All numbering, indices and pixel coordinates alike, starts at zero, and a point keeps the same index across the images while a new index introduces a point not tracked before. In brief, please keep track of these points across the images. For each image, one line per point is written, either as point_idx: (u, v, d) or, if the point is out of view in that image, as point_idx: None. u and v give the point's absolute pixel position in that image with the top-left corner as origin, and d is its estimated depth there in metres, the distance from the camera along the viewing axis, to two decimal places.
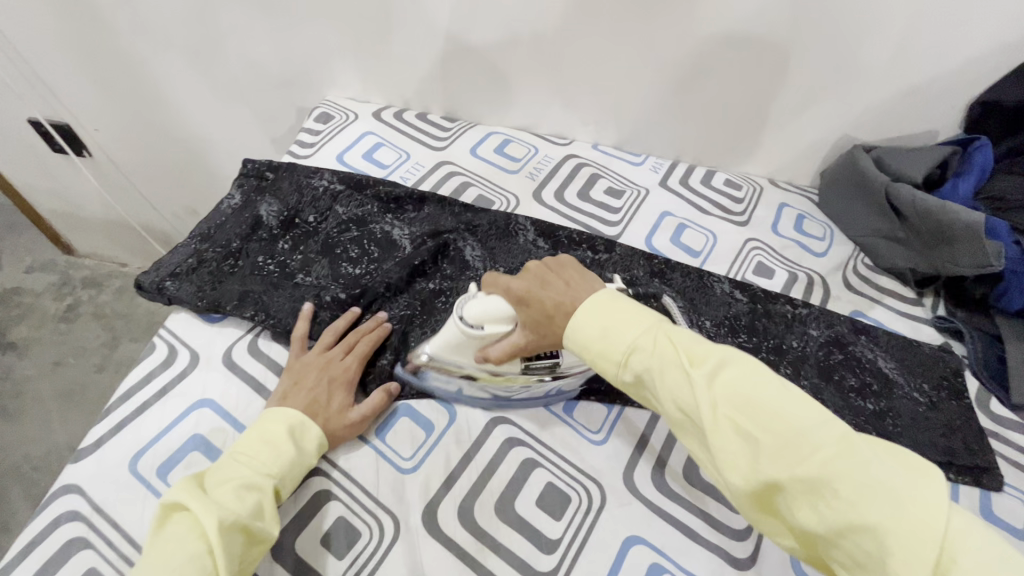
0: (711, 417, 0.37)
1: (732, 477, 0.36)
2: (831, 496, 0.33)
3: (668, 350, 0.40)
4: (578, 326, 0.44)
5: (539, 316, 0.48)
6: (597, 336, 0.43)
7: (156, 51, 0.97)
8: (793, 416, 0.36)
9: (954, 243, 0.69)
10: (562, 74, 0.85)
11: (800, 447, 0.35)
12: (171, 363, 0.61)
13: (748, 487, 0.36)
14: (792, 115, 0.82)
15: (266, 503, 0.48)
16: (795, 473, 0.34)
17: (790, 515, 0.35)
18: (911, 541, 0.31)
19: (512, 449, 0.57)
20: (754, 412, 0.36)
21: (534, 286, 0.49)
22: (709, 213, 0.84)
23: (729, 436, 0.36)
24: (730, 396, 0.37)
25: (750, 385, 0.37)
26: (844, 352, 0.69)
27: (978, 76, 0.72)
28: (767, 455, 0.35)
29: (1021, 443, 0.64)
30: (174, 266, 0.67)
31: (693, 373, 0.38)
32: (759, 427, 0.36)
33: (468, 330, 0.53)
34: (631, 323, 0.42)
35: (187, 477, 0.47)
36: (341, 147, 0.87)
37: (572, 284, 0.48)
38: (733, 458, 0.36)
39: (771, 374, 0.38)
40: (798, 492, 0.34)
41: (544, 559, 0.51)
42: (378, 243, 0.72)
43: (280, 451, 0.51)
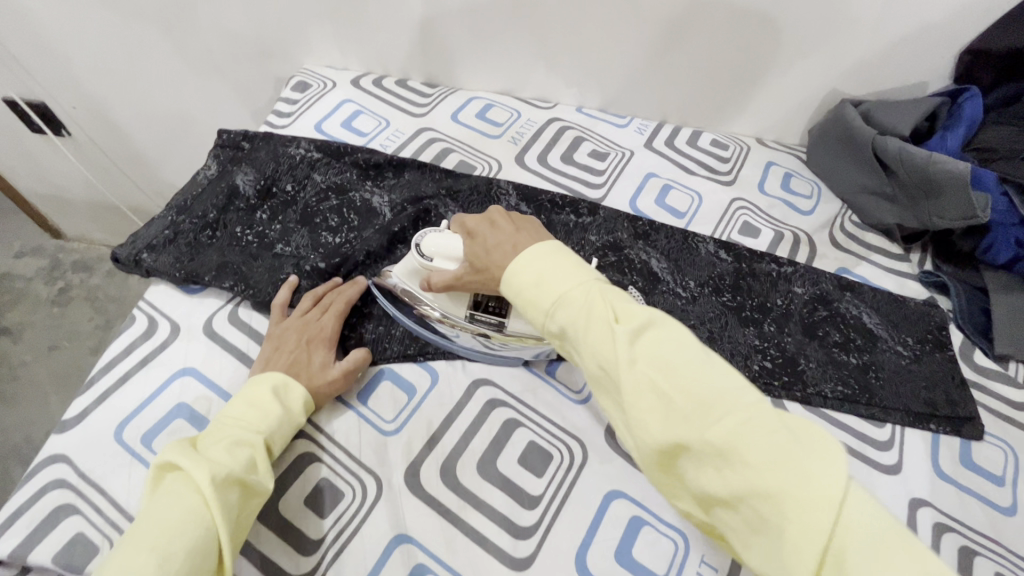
0: (628, 373, 0.38)
1: (643, 434, 0.38)
2: (731, 459, 0.34)
3: (598, 308, 0.41)
4: (515, 274, 0.46)
5: (477, 251, 0.53)
6: (530, 284, 0.45)
7: (126, 21, 0.94)
8: (706, 380, 0.37)
9: (940, 195, 0.68)
10: (544, 35, 0.83)
11: (711, 410, 0.36)
12: (152, 333, 0.61)
13: (656, 444, 0.37)
14: (779, 70, 0.79)
15: (259, 458, 0.48)
16: (700, 435, 0.35)
17: (694, 477, 0.37)
18: (804, 511, 0.32)
19: (493, 410, 0.57)
20: (667, 371, 0.38)
21: (483, 225, 0.54)
22: (694, 172, 0.82)
23: (643, 392, 0.38)
24: (649, 356, 0.39)
25: (670, 345, 0.38)
26: (828, 309, 0.69)
27: (969, 23, 0.70)
28: (677, 414, 0.36)
29: (1003, 392, 0.64)
30: (151, 238, 0.66)
31: (618, 329, 0.40)
32: (672, 386, 0.37)
33: (420, 260, 0.58)
34: (565, 279, 0.44)
35: (178, 440, 0.47)
36: (320, 116, 0.85)
37: (521, 230, 0.51)
38: (645, 415, 0.38)
39: (694, 340, 0.39)
40: (704, 454, 0.35)
41: (526, 515, 0.51)
42: (358, 211, 0.71)
43: (267, 410, 0.51)
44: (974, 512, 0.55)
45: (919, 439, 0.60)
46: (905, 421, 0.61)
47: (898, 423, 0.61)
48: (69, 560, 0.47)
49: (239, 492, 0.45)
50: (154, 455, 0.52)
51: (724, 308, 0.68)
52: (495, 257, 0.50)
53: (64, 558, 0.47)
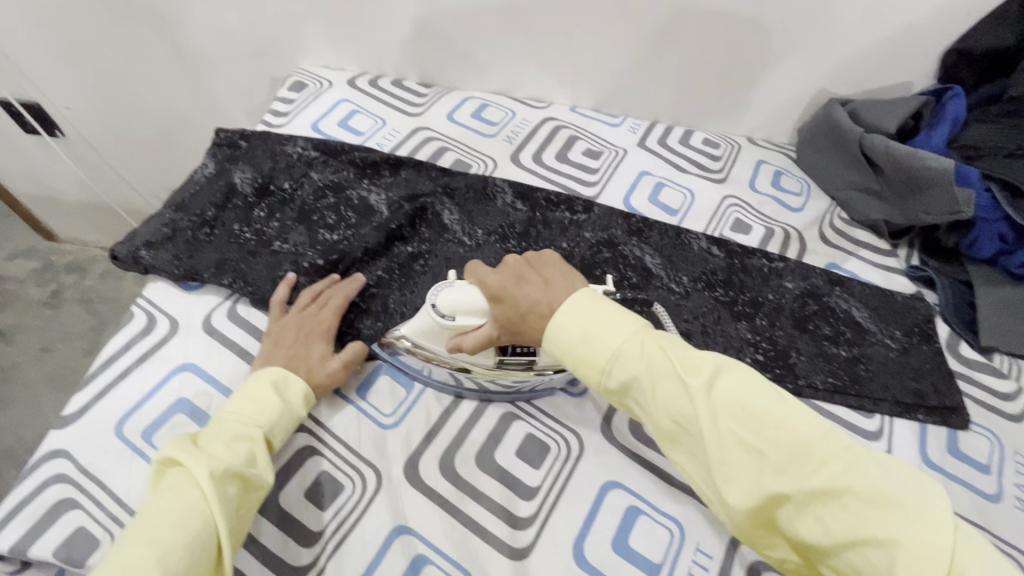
0: (713, 429, 0.39)
1: (734, 493, 0.39)
2: (832, 506, 0.36)
3: (662, 359, 0.42)
4: (561, 332, 0.45)
5: (509, 312, 0.50)
6: (580, 345, 0.45)
7: (123, 21, 0.94)
8: (790, 428, 0.38)
9: (926, 190, 0.70)
10: (539, 35, 0.84)
11: (805, 458, 0.37)
12: (150, 330, 0.61)
13: (750, 502, 0.38)
14: (769, 70, 0.81)
15: (259, 452, 0.49)
16: (800, 486, 0.37)
17: (792, 527, 0.38)
18: (918, 556, 0.33)
19: (490, 404, 0.58)
20: (752, 424, 0.39)
21: (508, 282, 0.50)
22: (687, 171, 0.84)
23: (731, 449, 0.39)
24: (729, 408, 0.40)
25: (747, 394, 0.40)
26: (818, 303, 0.70)
27: (951, 24, 0.72)
28: (771, 469, 0.38)
29: (988, 384, 0.65)
30: (148, 235, 0.66)
31: (691, 383, 0.41)
32: (759, 439, 0.38)
33: (441, 321, 0.53)
34: (619, 329, 0.44)
35: (179, 435, 0.48)
36: (316, 115, 0.86)
37: (549, 284, 0.49)
38: (736, 473, 0.39)
39: (766, 386, 0.41)
40: (804, 504, 0.37)
41: (524, 505, 0.52)
42: (355, 209, 0.72)
43: (266, 404, 0.52)
44: (961, 499, 0.57)
45: (907, 429, 0.61)
46: (893, 411, 0.62)
47: (887, 414, 0.62)
48: (69, 553, 0.47)
49: (238, 486, 0.46)
50: (154, 449, 0.53)
51: (717, 303, 0.69)
52: (534, 320, 0.48)
53: (65, 552, 0.48)
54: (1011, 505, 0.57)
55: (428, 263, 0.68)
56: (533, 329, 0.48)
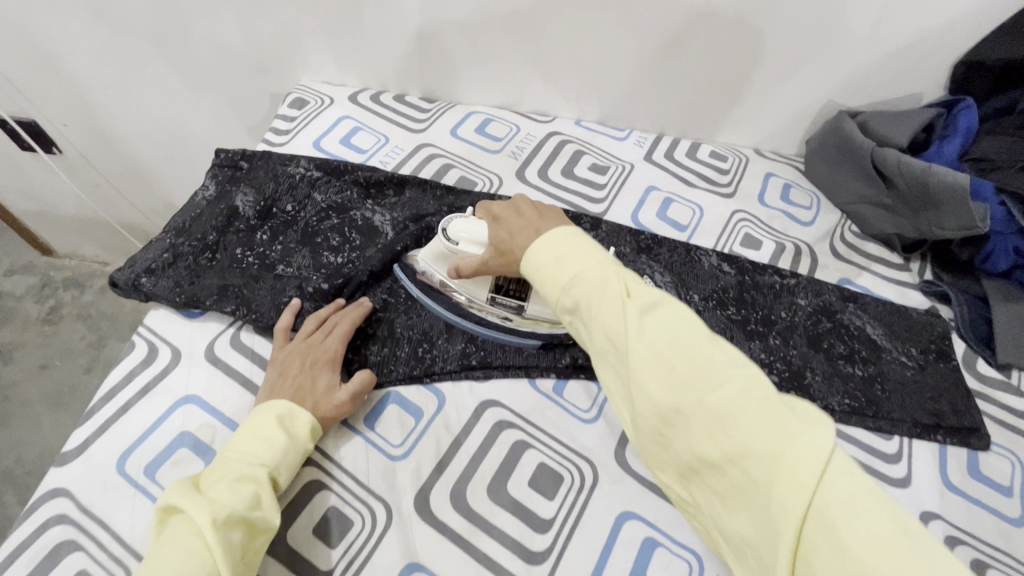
0: (637, 343, 0.41)
1: (644, 397, 0.40)
2: (726, 424, 0.37)
3: (611, 285, 0.44)
4: (536, 253, 0.50)
5: (502, 235, 0.56)
6: (551, 265, 0.48)
7: (121, 38, 0.93)
8: (709, 351, 0.39)
9: (939, 206, 0.69)
10: (543, 49, 0.83)
11: (713, 376, 0.38)
12: (152, 360, 0.59)
13: (657, 408, 0.39)
14: (776, 83, 0.80)
15: (264, 494, 0.47)
16: (702, 398, 0.38)
17: (690, 439, 0.39)
18: (792, 469, 0.34)
19: (502, 432, 0.57)
20: (672, 343, 0.40)
21: (509, 211, 0.57)
22: (695, 185, 0.82)
23: (648, 360, 0.40)
24: (656, 327, 0.41)
25: (676, 319, 0.41)
26: (832, 320, 0.69)
27: (962, 36, 0.71)
28: (679, 382, 0.39)
29: (1008, 402, 0.64)
30: (149, 261, 0.65)
31: (629, 303, 0.43)
32: (676, 354, 0.39)
33: (447, 245, 0.61)
34: (582, 258, 0.47)
35: (181, 480, 0.47)
36: (318, 133, 0.85)
37: (544, 216, 0.54)
38: (648, 382, 0.40)
39: (699, 318, 0.42)
40: (702, 417, 0.38)
41: (539, 539, 0.51)
42: (360, 230, 0.70)
43: (271, 440, 0.50)
44: (985, 524, 0.55)
45: (927, 451, 0.60)
46: (912, 433, 0.61)
47: (905, 435, 0.61)
48: None
49: (244, 532, 0.44)
50: (158, 487, 0.51)
51: (730, 321, 0.68)
52: (521, 238, 0.53)
53: None
54: None
55: None
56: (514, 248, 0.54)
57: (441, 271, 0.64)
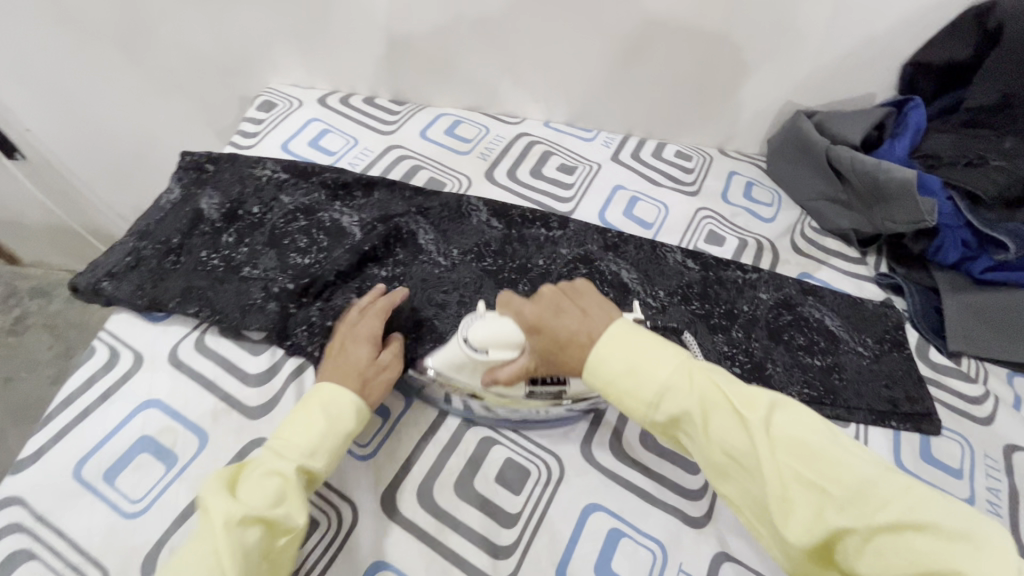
0: (771, 465, 0.39)
1: (795, 529, 0.38)
2: (895, 539, 0.36)
3: (716, 393, 0.42)
4: (602, 363, 0.44)
5: (546, 342, 0.48)
6: (625, 376, 0.43)
7: (83, 42, 0.92)
8: (847, 462, 0.39)
9: (891, 201, 0.72)
10: (509, 52, 0.84)
11: (862, 493, 0.37)
12: (113, 365, 0.58)
13: (812, 538, 0.38)
14: (737, 84, 0.82)
15: (289, 490, 0.46)
16: (861, 520, 0.36)
17: (853, 564, 0.37)
18: None
19: (469, 429, 0.57)
20: (811, 460, 0.39)
21: (546, 312, 0.48)
22: (660, 184, 0.84)
23: (791, 485, 0.39)
24: (785, 442, 0.40)
25: (802, 427, 0.40)
26: (792, 313, 0.71)
27: (909, 38, 0.74)
28: (833, 504, 0.37)
29: (958, 387, 0.67)
30: (111, 265, 0.64)
31: (746, 417, 0.41)
32: (816, 473, 0.38)
33: (473, 355, 0.52)
34: (660, 362, 0.43)
35: (223, 470, 0.48)
36: (286, 135, 0.85)
37: (589, 314, 0.47)
38: (796, 510, 0.38)
39: (819, 418, 0.41)
40: (865, 539, 0.36)
41: (505, 533, 0.51)
42: (327, 231, 0.70)
43: (309, 431, 0.50)
44: None
45: (881, 437, 0.62)
46: (868, 420, 0.63)
47: (862, 422, 0.63)
48: None
49: (262, 530, 0.44)
50: (117, 492, 0.51)
51: (694, 316, 0.69)
52: (573, 355, 0.46)
53: None
54: (984, 509, 0.58)
55: (402, 286, 0.67)
56: (572, 362, 0.46)
57: (463, 373, 0.54)
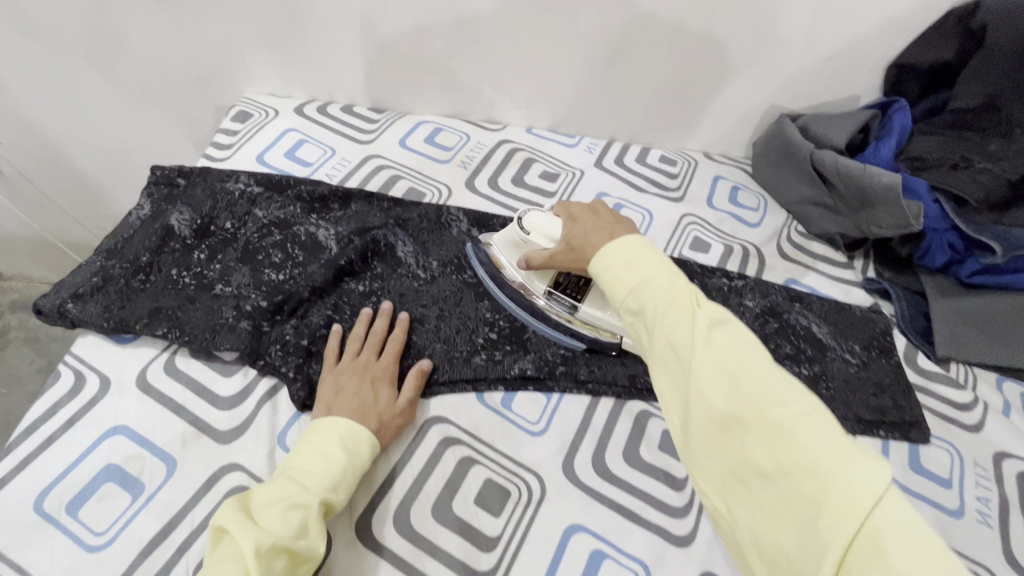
0: (701, 353, 0.40)
1: (699, 403, 0.39)
2: (785, 437, 0.35)
3: (681, 296, 0.43)
4: (609, 254, 0.49)
5: (576, 232, 0.57)
6: (621, 268, 0.48)
7: (52, 52, 0.89)
8: (774, 373, 0.38)
9: (876, 206, 0.71)
10: (488, 58, 0.83)
11: (773, 393, 0.37)
12: (78, 390, 0.57)
13: (711, 413, 0.38)
14: (719, 88, 0.81)
15: (312, 521, 0.46)
16: (761, 410, 0.37)
17: (740, 448, 0.37)
18: (842, 492, 0.33)
19: (448, 449, 0.56)
20: (737, 354, 0.39)
21: (585, 215, 0.58)
22: (644, 190, 0.83)
23: (711, 370, 0.39)
24: (722, 341, 0.40)
25: (743, 335, 0.40)
26: (779, 320, 0.70)
27: (893, 39, 0.73)
28: (740, 393, 0.38)
29: (947, 394, 0.66)
30: (77, 286, 0.62)
31: (698, 314, 0.42)
32: (738, 367, 0.38)
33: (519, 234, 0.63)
34: (655, 269, 0.46)
35: (239, 497, 0.47)
36: (262, 147, 0.83)
37: (620, 222, 0.55)
38: (706, 390, 0.39)
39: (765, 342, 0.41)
40: (757, 428, 0.36)
41: (484, 557, 0.50)
42: (303, 246, 0.69)
43: (333, 461, 0.50)
44: (927, 517, 0.56)
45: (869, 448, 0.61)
46: (856, 430, 0.62)
47: (849, 432, 0.62)
48: None
49: (286, 561, 0.44)
50: (81, 525, 0.49)
51: None
52: (594, 239, 0.53)
53: None
54: (974, 520, 0.57)
55: (380, 301, 0.65)
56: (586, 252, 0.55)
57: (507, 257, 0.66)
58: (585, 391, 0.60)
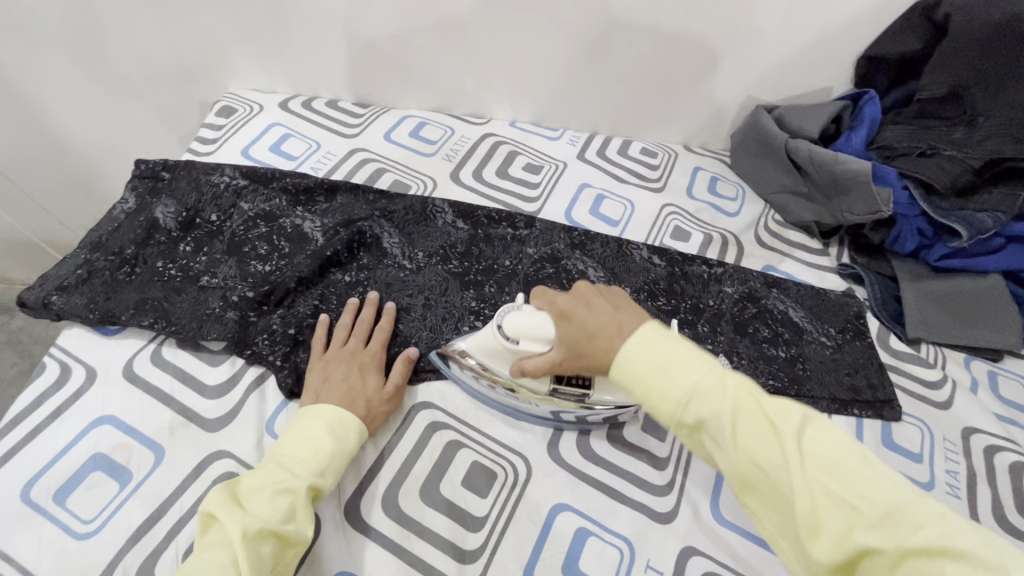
0: (801, 480, 0.37)
1: (820, 544, 0.36)
2: (933, 568, 0.33)
3: (751, 406, 0.39)
4: (633, 358, 0.42)
5: (574, 333, 0.47)
6: (656, 377, 0.41)
7: (31, 47, 0.89)
8: (882, 485, 0.36)
9: (850, 192, 0.73)
10: (470, 53, 0.84)
11: (897, 516, 0.34)
12: (64, 381, 0.57)
13: (838, 555, 0.35)
14: (697, 81, 0.83)
15: (299, 506, 0.47)
16: (891, 540, 0.34)
17: None
18: None
19: (435, 433, 0.57)
20: (837, 470, 0.36)
21: (579, 304, 0.48)
22: (626, 181, 0.84)
23: (822, 501, 0.36)
24: (817, 458, 0.37)
25: (836, 445, 0.37)
26: (757, 306, 0.72)
27: (862, 32, 0.75)
28: (866, 525, 0.35)
29: (917, 373, 0.68)
30: (61, 279, 0.62)
31: (780, 429, 0.38)
32: (847, 490, 0.36)
33: (505, 342, 0.53)
34: (696, 368, 0.41)
35: (227, 485, 0.47)
36: (246, 141, 0.83)
37: (619, 308, 0.46)
38: (823, 526, 0.36)
39: (849, 437, 0.38)
40: (895, 561, 0.34)
41: (471, 537, 0.51)
42: (289, 238, 0.69)
43: (319, 448, 0.50)
44: None
45: (845, 425, 0.63)
46: (832, 408, 0.64)
47: (825, 411, 0.64)
48: None
49: (274, 545, 0.44)
50: (68, 513, 0.49)
51: (661, 311, 0.70)
52: (602, 340, 0.45)
53: None
54: (943, 492, 0.59)
55: (366, 290, 0.66)
56: (600, 355, 0.45)
57: (491, 360, 0.55)
58: None
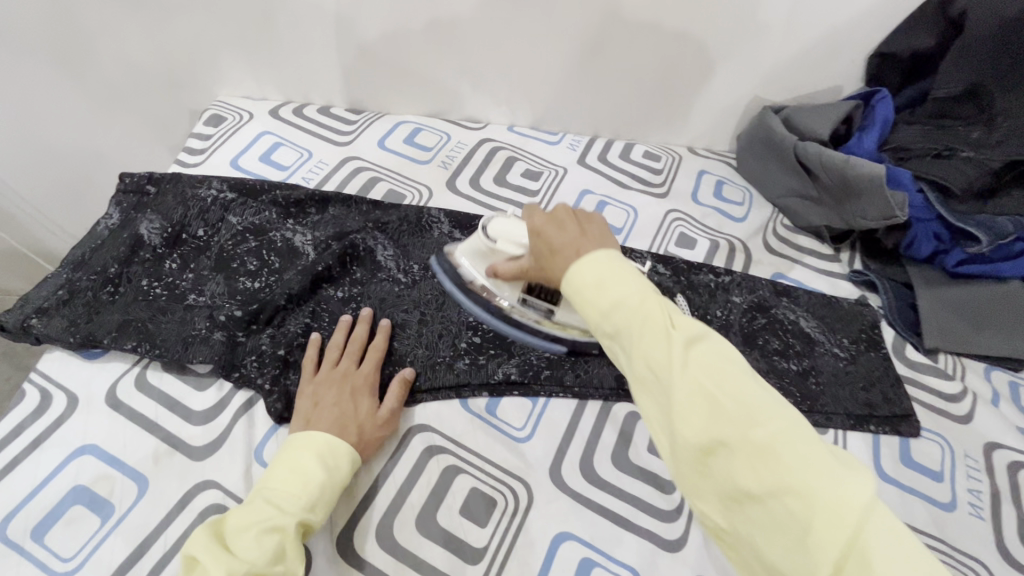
0: (680, 378, 0.35)
1: (682, 433, 0.35)
2: (770, 460, 0.33)
3: (657, 312, 0.38)
4: (578, 272, 0.41)
5: (540, 248, 0.48)
6: (592, 290, 0.40)
7: (15, 57, 0.86)
8: (752, 391, 0.35)
9: (861, 196, 0.70)
10: (466, 55, 0.81)
11: (754, 413, 0.34)
12: (44, 409, 0.54)
13: (694, 443, 0.35)
14: (701, 81, 0.80)
15: (288, 545, 0.44)
16: (743, 435, 0.34)
17: (725, 474, 0.34)
18: (830, 524, 0.31)
19: (432, 458, 0.54)
20: (715, 372, 0.36)
21: (550, 224, 0.47)
22: (629, 186, 0.82)
23: (695, 399, 0.35)
24: (701, 363, 0.36)
25: (723, 358, 0.36)
26: (766, 316, 0.69)
27: (873, 29, 0.72)
28: (724, 417, 0.34)
29: (936, 386, 0.65)
30: (42, 301, 0.60)
31: (674, 333, 0.37)
32: (718, 387, 0.35)
33: (485, 243, 0.56)
34: (625, 279, 0.40)
35: (210, 523, 0.45)
36: (236, 151, 0.81)
37: (587, 234, 0.45)
38: (686, 418, 0.35)
39: (740, 356, 0.37)
40: (741, 452, 0.34)
41: (470, 570, 0.49)
42: (279, 252, 0.67)
43: (309, 480, 0.48)
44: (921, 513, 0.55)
45: (861, 442, 0.60)
46: (846, 425, 0.61)
47: (840, 428, 0.61)
48: None
49: None
50: (47, 551, 0.47)
51: None
52: (560, 259, 0.45)
53: None
54: (966, 513, 0.56)
55: (360, 306, 0.64)
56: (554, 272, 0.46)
57: (474, 264, 0.59)
58: (572, 395, 0.59)
